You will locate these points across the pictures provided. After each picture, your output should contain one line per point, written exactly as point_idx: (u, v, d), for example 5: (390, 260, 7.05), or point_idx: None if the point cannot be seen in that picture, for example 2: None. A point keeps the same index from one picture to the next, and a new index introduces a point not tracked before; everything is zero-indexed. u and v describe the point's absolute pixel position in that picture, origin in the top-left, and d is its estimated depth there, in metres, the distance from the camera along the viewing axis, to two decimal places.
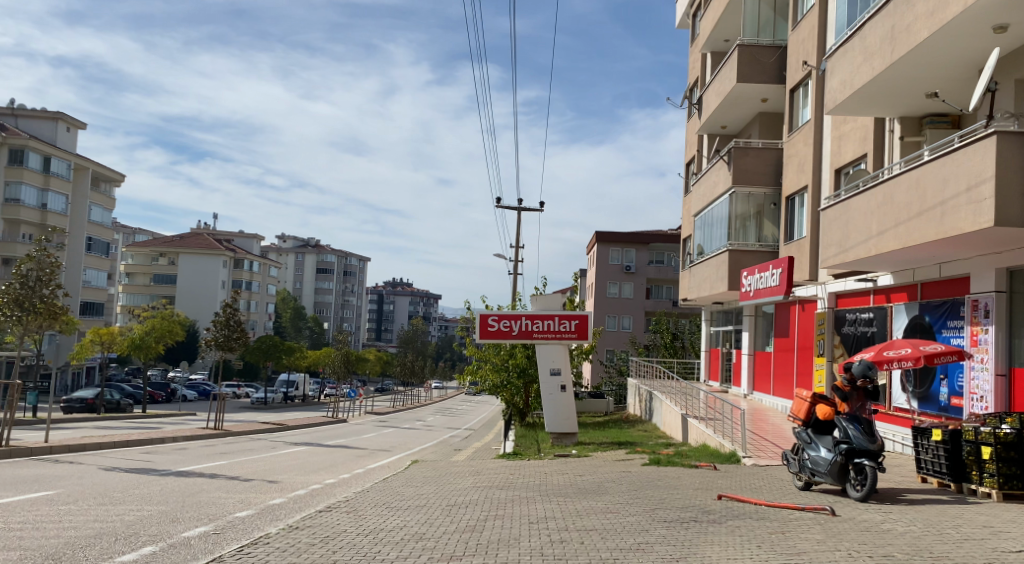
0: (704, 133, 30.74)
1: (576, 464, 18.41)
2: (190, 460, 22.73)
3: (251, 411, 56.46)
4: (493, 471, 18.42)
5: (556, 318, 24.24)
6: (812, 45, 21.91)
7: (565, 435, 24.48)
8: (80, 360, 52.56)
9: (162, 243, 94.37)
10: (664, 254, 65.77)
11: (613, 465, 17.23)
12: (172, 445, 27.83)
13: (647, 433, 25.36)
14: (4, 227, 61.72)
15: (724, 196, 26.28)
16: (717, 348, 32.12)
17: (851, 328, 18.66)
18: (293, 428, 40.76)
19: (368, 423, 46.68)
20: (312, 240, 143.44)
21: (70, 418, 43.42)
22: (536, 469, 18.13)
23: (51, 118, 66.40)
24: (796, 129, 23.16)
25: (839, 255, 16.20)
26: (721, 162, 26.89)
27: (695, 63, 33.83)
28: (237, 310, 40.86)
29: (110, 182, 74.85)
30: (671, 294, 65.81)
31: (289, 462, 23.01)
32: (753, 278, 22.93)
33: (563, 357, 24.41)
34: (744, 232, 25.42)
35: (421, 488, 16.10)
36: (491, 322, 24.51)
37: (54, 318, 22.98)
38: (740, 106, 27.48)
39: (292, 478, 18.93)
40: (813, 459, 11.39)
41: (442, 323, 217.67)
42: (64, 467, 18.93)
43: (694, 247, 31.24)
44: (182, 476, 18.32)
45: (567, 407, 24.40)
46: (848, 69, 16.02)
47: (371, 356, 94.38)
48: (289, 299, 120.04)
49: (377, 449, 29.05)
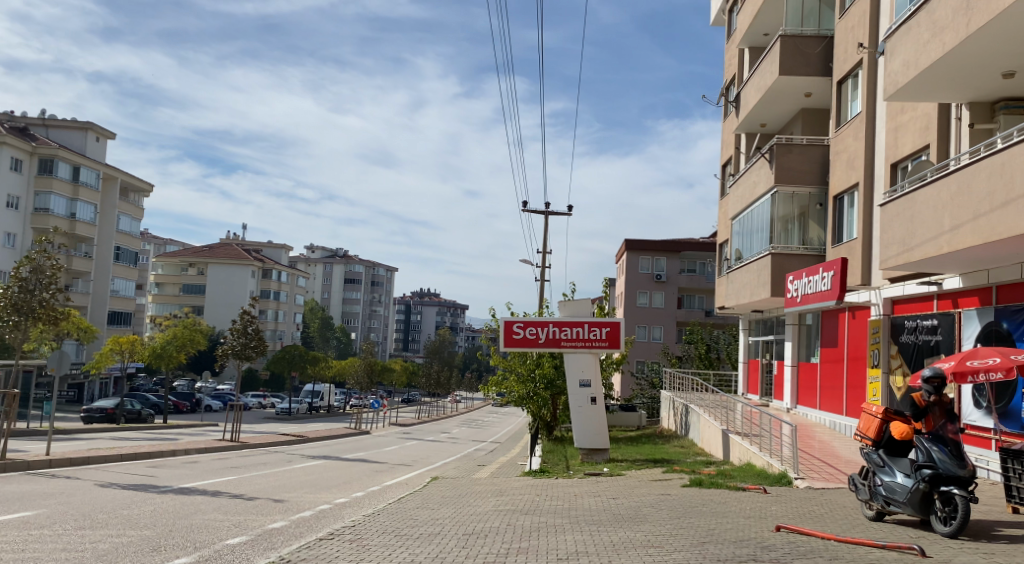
0: (742, 131, 29.13)
1: (608, 484, 16.86)
2: (196, 475, 21.40)
3: (274, 422, 55.19)
4: (518, 491, 16.88)
5: (586, 325, 22.73)
6: (864, 30, 20.27)
7: (596, 451, 22.90)
8: (101, 369, 51.73)
9: (190, 253, 94.04)
10: (697, 263, 63.90)
11: (651, 487, 15.71)
12: (182, 458, 26.53)
13: (684, 449, 23.74)
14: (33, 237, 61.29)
15: (765, 196, 24.69)
16: (756, 359, 30.49)
17: (911, 337, 16.94)
18: (313, 439, 39.47)
19: (392, 435, 45.35)
20: (341, 250, 142.92)
21: (87, 428, 42.40)
22: (567, 490, 16.61)
23: (81, 128, 65.95)
24: (845, 122, 21.50)
25: (901, 255, 14.54)
26: (761, 160, 25.26)
27: (732, 59, 32.17)
28: (255, 318, 39.66)
29: (138, 192, 74.49)
30: (703, 304, 63.83)
31: (301, 478, 21.59)
32: (799, 282, 21.24)
33: (593, 367, 22.87)
34: (787, 234, 23.79)
35: (440, 511, 14.62)
36: (516, 329, 23.06)
37: (56, 322, 21.77)
38: (781, 101, 25.85)
39: (300, 496, 17.53)
40: (887, 485, 9.71)
41: (469, 333, 216.36)
42: (56, 483, 17.61)
43: (732, 252, 29.62)
44: (182, 494, 16.97)
45: (597, 421, 22.82)
46: (912, 48, 14.40)
47: (397, 366, 93.28)
48: (317, 309, 119.34)
49: (397, 464, 27.63)
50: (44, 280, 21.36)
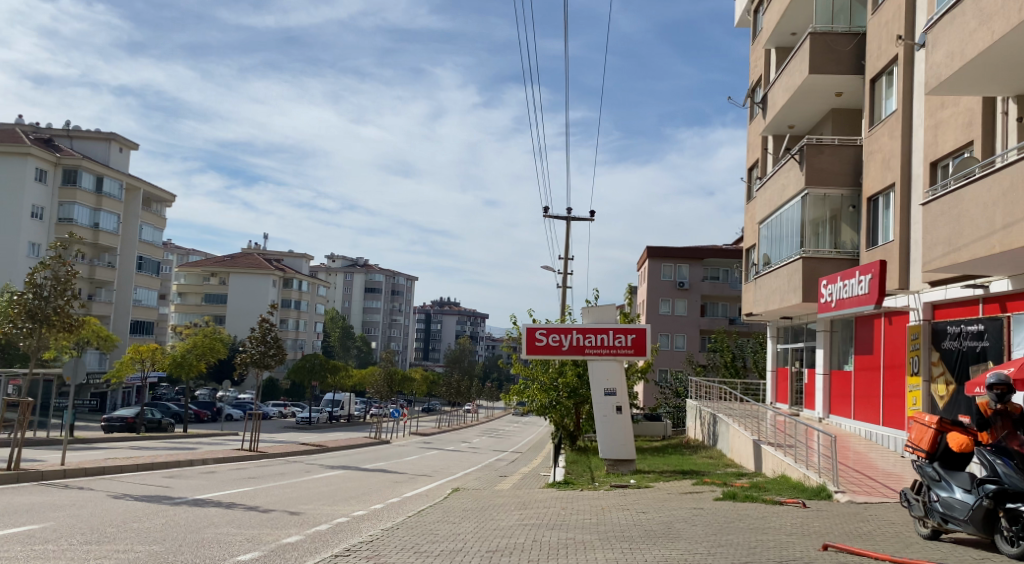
0: (770, 133, 28.40)
1: (637, 496, 16.22)
2: (212, 486, 20.87)
3: (294, 432, 54.78)
4: (542, 503, 16.23)
5: (611, 332, 22.05)
6: (899, 25, 19.55)
7: (622, 462, 22.18)
8: (121, 378, 51.53)
9: (213, 262, 94.22)
10: (720, 269, 63.15)
11: (683, 500, 15.06)
12: (199, 469, 26.04)
13: (714, 460, 23.05)
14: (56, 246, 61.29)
15: (795, 199, 23.99)
16: (785, 367, 29.72)
17: (954, 343, 16.22)
18: (332, 449, 38.96)
19: (412, 444, 44.82)
20: (361, 260, 142.89)
21: (107, 437, 42.18)
22: (594, 502, 15.95)
23: (105, 139, 65.99)
24: (879, 121, 20.79)
25: (947, 256, 13.80)
26: (791, 162, 24.53)
27: (757, 60, 31.46)
28: (274, 326, 39.24)
29: (161, 202, 74.53)
30: (727, 312, 63.15)
31: (319, 489, 21.02)
32: (833, 287, 20.50)
33: (618, 375, 22.18)
34: (819, 238, 23.05)
35: (462, 525, 13.99)
36: (538, 336, 22.46)
37: (69, 329, 21.05)
38: (811, 101, 25.15)
39: (316, 509, 16.94)
40: (944, 502, 9.06)
41: (488, 342, 215.61)
42: (68, 494, 17.09)
43: (760, 257, 28.87)
44: (196, 506, 16.45)
45: (623, 431, 22.07)
46: (956, 38, 13.69)
47: (417, 376, 92.78)
48: (338, 318, 119.25)
49: (417, 474, 27.03)
50: (58, 286, 20.55)
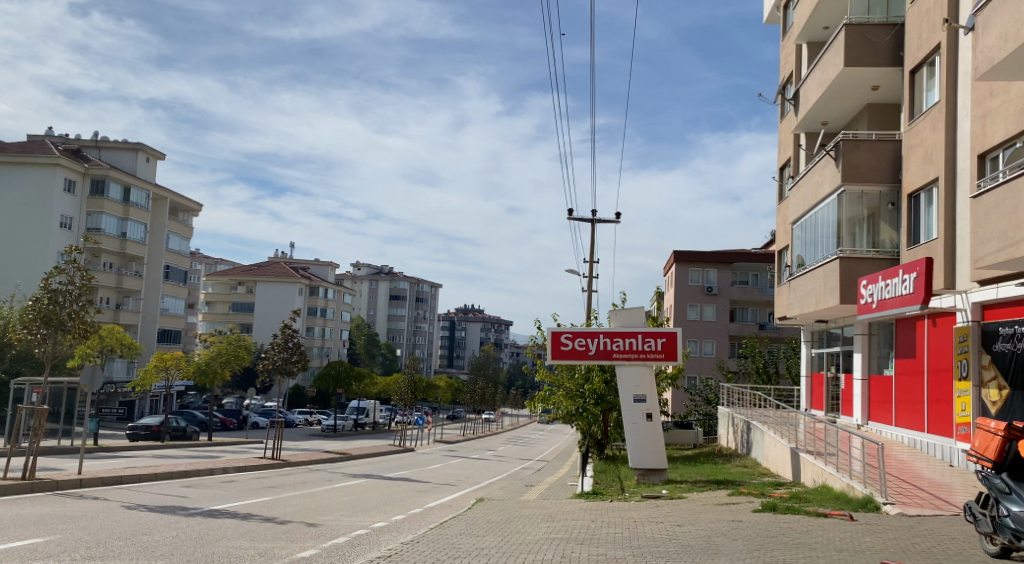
0: (803, 130, 27.48)
1: (671, 508, 15.54)
2: (230, 495, 20.28)
3: (318, 439, 54.29)
4: (570, 516, 15.50)
5: (639, 335, 21.29)
6: (943, 13, 18.64)
7: (653, 472, 21.36)
8: (146, 386, 51.20)
9: (240, 271, 94.38)
10: (749, 274, 62.03)
11: (718, 513, 14.36)
12: (219, 477, 25.53)
13: (748, 469, 22.22)
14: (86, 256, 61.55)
15: (832, 197, 23.10)
16: (820, 372, 28.79)
17: (1007, 346, 15.39)
18: (356, 457, 38.35)
19: (437, 452, 44.10)
20: (386, 267, 142.63)
21: (134, 446, 41.96)
22: (625, 514, 15.24)
23: (132, 149, 66.04)
24: (921, 113, 19.87)
25: (1003, 251, 12.99)
26: (826, 158, 23.59)
27: (788, 56, 30.51)
28: (296, 332, 38.72)
29: (188, 211, 74.53)
30: (756, 317, 61.94)
31: (340, 499, 20.43)
32: (874, 287, 19.62)
33: (648, 381, 21.34)
34: (857, 237, 22.17)
35: (486, 539, 13.27)
36: (564, 339, 21.74)
37: (86, 336, 20.22)
38: (846, 95, 24.24)
39: (335, 520, 16.31)
40: (1015, 515, 8.78)
41: (513, 349, 214.66)
42: (81, 505, 16.51)
43: (793, 258, 27.94)
44: (211, 517, 15.84)
45: (654, 439, 21.22)
46: (1011, 19, 12.86)
47: (442, 383, 92.18)
48: (363, 326, 118.97)
49: (441, 483, 26.33)
50: (74, 291, 19.75)
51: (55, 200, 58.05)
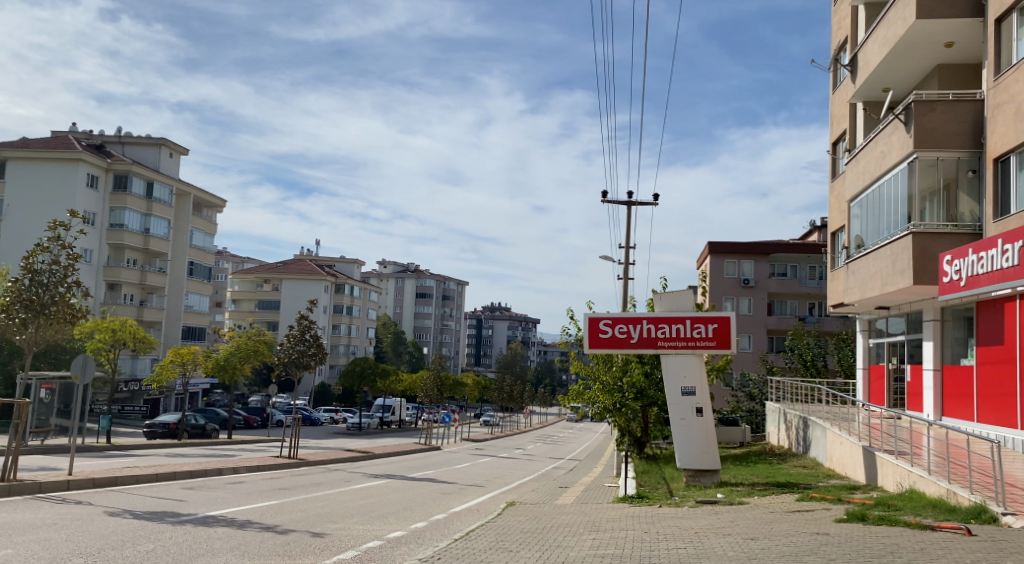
0: (861, 98, 25.10)
1: (734, 518, 13.40)
2: (235, 499, 18.21)
3: (342, 437, 52.15)
4: (616, 526, 13.33)
5: (688, 322, 19.02)
6: None
7: (704, 473, 19.01)
8: (163, 382, 49.48)
9: (266, 269, 92.94)
10: (788, 266, 59.61)
11: (795, 525, 12.26)
12: (228, 478, 23.49)
13: (810, 470, 19.92)
14: (109, 252, 60.15)
15: (902, 166, 20.78)
16: (880, 365, 26.46)
17: None
18: (379, 456, 36.22)
19: (464, 451, 41.87)
20: (412, 265, 140.99)
21: (150, 444, 40.16)
22: (680, 524, 13.12)
23: (155, 144, 64.48)
24: (1014, 65, 17.68)
25: None
26: (894, 124, 21.26)
27: (843, 19, 28.03)
28: (313, 324, 36.80)
29: (212, 208, 72.83)
30: (796, 310, 59.31)
31: (355, 503, 18.33)
32: (959, 264, 17.41)
33: (698, 372, 19.05)
34: (931, 210, 19.80)
35: (519, 555, 11.03)
36: (603, 326, 19.43)
37: (71, 324, 18.11)
38: (914, 54, 21.90)
39: (345, 529, 14.20)
40: None
41: (540, 347, 212.59)
42: (58, 510, 14.49)
43: (852, 240, 25.57)
44: (204, 526, 13.80)
45: (705, 437, 18.90)
46: None
47: (469, 381, 89.75)
48: (390, 323, 117.21)
49: (468, 485, 24.09)
50: (58, 273, 17.59)
51: (79, 195, 56.59)
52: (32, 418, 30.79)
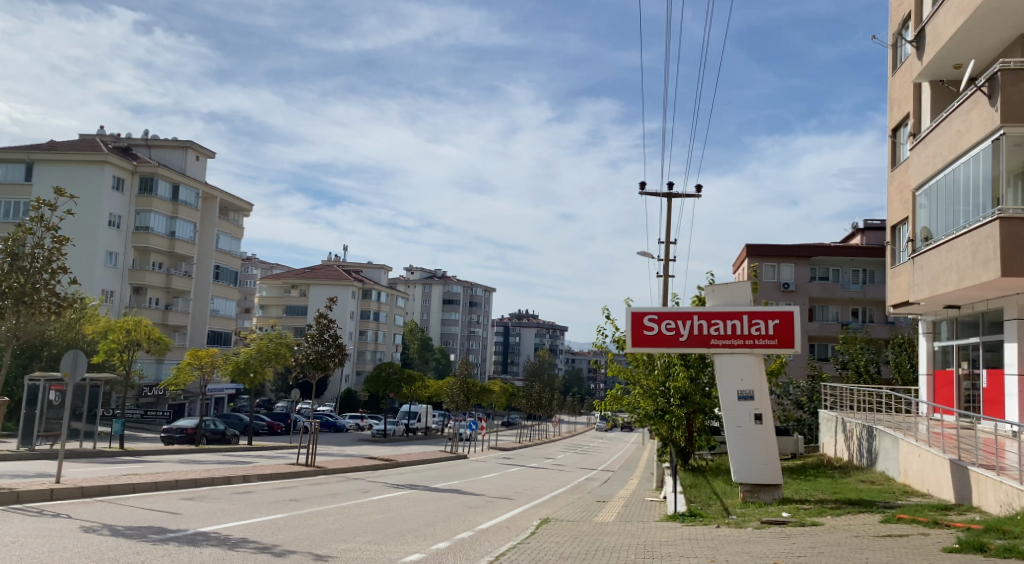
0: (929, 76, 22.88)
1: (813, 544, 11.24)
2: (239, 511, 16.23)
3: (367, 445, 50.24)
4: (675, 552, 11.16)
5: (745, 318, 16.87)
6: None
7: (764, 488, 16.83)
8: (181, 385, 47.85)
9: (294, 274, 91.44)
10: (830, 269, 56.90)
11: (896, 554, 10.09)
12: (237, 488, 21.53)
13: (882, 486, 17.65)
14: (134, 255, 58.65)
15: (984, 144, 18.54)
16: (947, 370, 24.09)
17: None
18: (403, 464, 34.30)
19: (492, 460, 39.78)
20: (440, 270, 139.01)
21: (167, 450, 38.44)
22: (751, 552, 10.93)
23: (181, 147, 63.22)
24: None
25: None
26: (974, 98, 19.05)
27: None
28: (333, 323, 34.93)
29: (239, 212, 71.40)
30: (839, 316, 56.67)
31: (372, 518, 16.30)
32: None
33: (756, 373, 16.86)
34: (1019, 194, 17.55)
35: None
36: (647, 323, 17.36)
37: (56, 314, 16.33)
38: (995, 23, 19.69)
39: (354, 551, 12.13)
40: None
41: (567, 354, 210.18)
42: (28, 525, 12.59)
43: (917, 232, 23.20)
44: (192, 545, 11.79)
45: (765, 447, 16.67)
46: None
47: (497, 388, 87.50)
48: (417, 330, 115.19)
49: (497, 497, 22.08)
50: (39, 257, 15.83)
51: (104, 198, 55.27)
52: (41, 422, 29.18)
